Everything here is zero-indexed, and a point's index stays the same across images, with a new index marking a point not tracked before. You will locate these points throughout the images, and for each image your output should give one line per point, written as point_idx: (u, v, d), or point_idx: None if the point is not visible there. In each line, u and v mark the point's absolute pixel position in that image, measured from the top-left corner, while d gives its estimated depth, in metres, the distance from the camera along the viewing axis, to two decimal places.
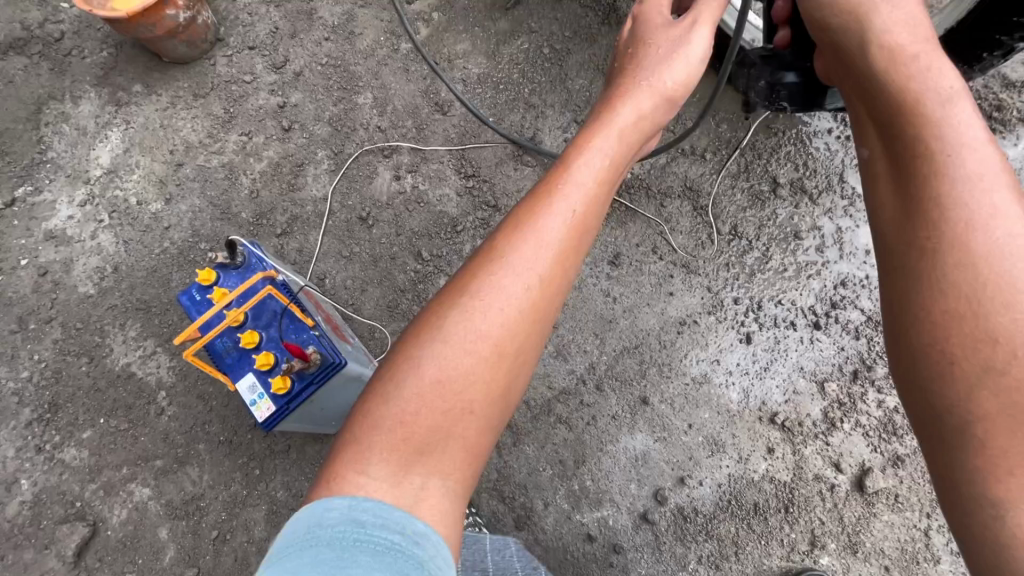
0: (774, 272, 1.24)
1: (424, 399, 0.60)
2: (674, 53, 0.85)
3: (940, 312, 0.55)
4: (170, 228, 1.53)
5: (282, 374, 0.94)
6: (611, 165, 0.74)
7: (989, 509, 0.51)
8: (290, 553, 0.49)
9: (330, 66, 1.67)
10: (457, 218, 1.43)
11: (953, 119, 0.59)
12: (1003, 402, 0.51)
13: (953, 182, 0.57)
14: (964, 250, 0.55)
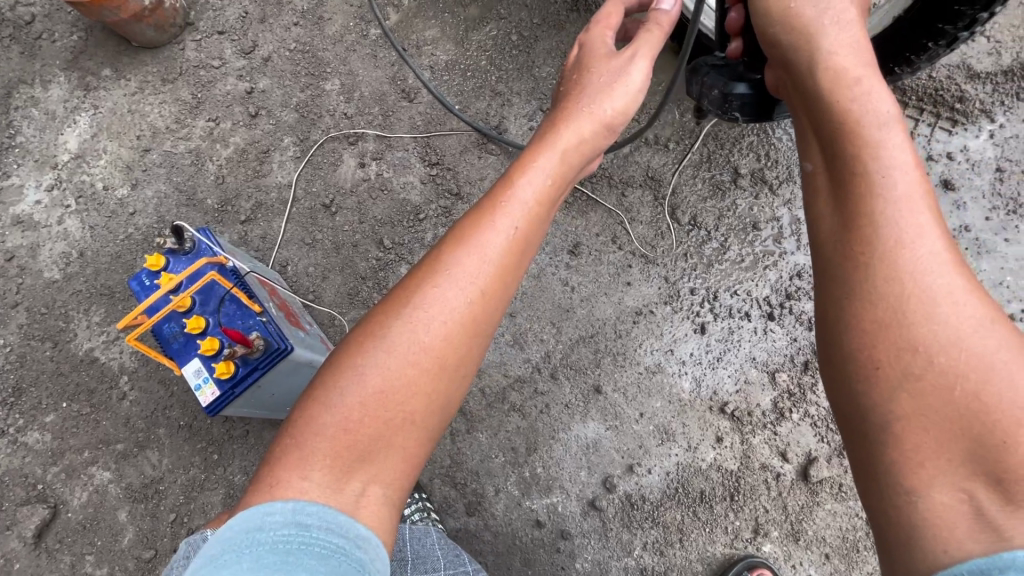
0: (731, 262, 1.25)
1: (363, 405, 0.63)
2: (615, 80, 0.87)
3: (870, 320, 0.61)
4: (136, 213, 1.53)
5: (226, 359, 0.94)
6: (550, 187, 0.77)
7: (903, 495, 0.57)
8: (229, 559, 0.57)
9: (299, 52, 1.66)
10: (420, 207, 1.42)
11: (885, 146, 0.65)
12: (919, 404, 0.58)
13: (886, 203, 0.62)
14: (892, 266, 0.61)
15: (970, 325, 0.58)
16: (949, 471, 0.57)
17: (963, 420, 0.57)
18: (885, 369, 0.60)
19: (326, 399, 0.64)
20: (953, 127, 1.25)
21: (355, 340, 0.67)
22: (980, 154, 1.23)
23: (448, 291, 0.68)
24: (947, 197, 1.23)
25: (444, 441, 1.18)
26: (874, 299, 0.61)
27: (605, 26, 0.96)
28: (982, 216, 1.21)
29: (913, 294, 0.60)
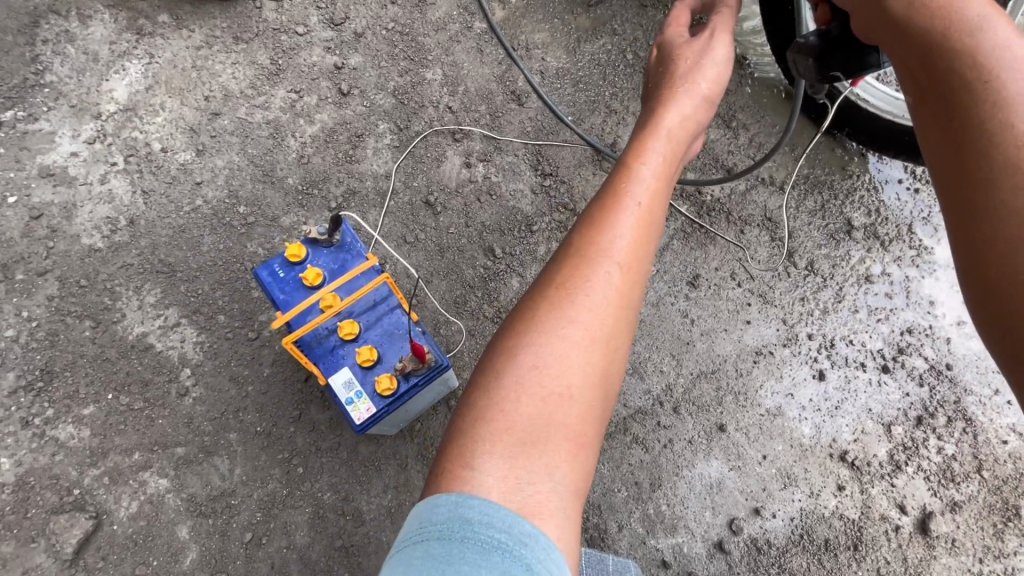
0: (846, 312, 1.27)
1: (518, 394, 0.67)
2: (700, 66, 0.90)
3: (1001, 244, 0.46)
4: (203, 183, 1.35)
5: (390, 372, 0.84)
6: (666, 165, 0.80)
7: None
8: (408, 550, 0.57)
9: (397, 33, 1.54)
10: (532, 217, 1.36)
11: (1001, 52, 0.50)
12: None
13: (996, 104, 0.48)
14: (1022, 171, 0.46)
15: None
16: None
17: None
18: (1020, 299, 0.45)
19: (497, 396, 0.68)
20: None
21: (505, 343, 0.71)
22: None
23: (598, 277, 0.72)
24: None
25: None
26: (1016, 221, 0.45)
27: (678, 24, 1.00)
28: None
29: None
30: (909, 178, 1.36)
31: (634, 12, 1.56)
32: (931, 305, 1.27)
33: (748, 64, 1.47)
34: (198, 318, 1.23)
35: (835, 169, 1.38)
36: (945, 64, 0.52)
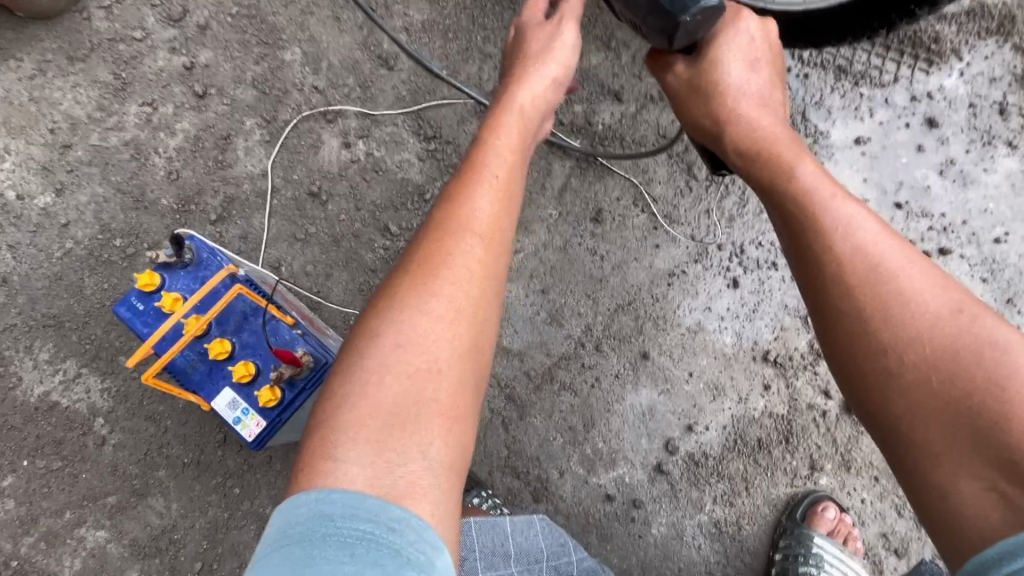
0: (753, 215, 1.25)
1: (383, 381, 0.59)
2: (552, 46, 0.87)
3: (844, 331, 0.62)
4: (70, 224, 1.27)
5: (270, 384, 0.81)
6: (520, 141, 0.79)
7: (952, 502, 0.54)
8: (266, 558, 0.50)
9: (243, 16, 1.41)
10: (423, 186, 1.30)
11: (819, 195, 0.68)
12: (919, 401, 0.57)
13: (839, 236, 0.65)
14: (868, 284, 0.62)
15: (927, 316, 0.59)
16: (977, 466, 0.53)
17: (985, 432, 0.53)
18: (965, 398, 0.55)
19: (359, 379, 0.59)
20: (930, 67, 1.31)
21: (366, 323, 0.63)
22: (954, 91, 1.31)
23: (460, 249, 0.66)
24: (932, 134, 1.30)
25: (499, 432, 1.15)
26: (852, 319, 0.62)
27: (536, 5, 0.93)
28: (963, 149, 1.29)
29: (876, 305, 0.61)
30: (797, 65, 1.33)
31: None
32: None
33: None
34: (97, 365, 1.18)
35: None
36: (788, 208, 0.70)
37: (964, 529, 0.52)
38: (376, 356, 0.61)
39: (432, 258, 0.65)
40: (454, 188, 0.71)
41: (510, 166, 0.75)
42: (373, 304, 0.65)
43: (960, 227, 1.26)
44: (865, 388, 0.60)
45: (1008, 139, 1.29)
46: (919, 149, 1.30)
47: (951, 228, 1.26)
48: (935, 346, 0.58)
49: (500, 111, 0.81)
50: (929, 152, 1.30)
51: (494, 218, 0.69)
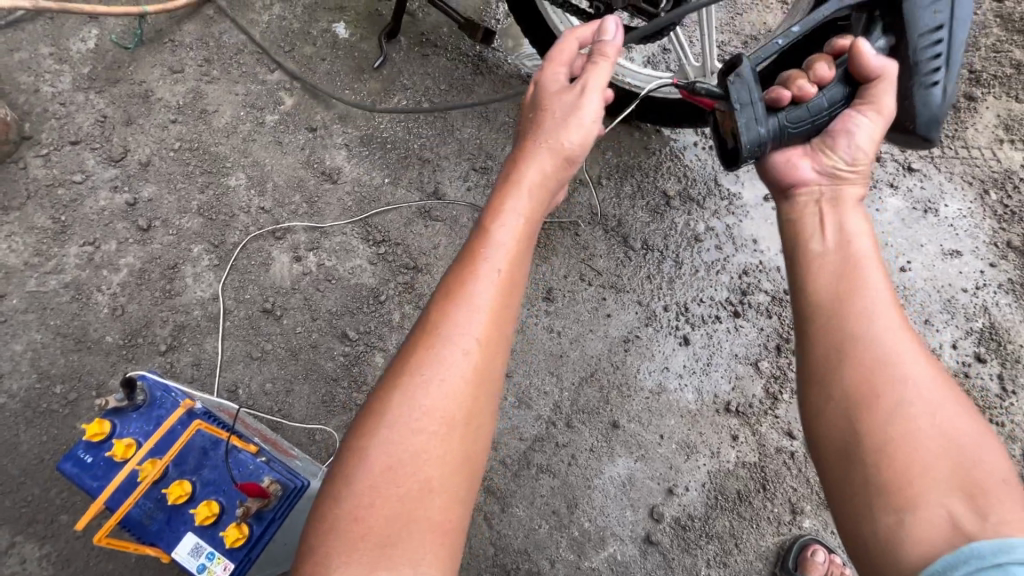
0: (689, 275, 1.36)
1: (372, 496, 0.58)
2: (571, 113, 0.81)
3: (870, 359, 0.72)
4: (3, 377, 1.20)
5: (235, 522, 0.77)
6: (523, 230, 0.74)
7: (910, 518, 0.63)
8: None
9: (185, 150, 1.48)
10: (377, 288, 1.33)
11: (858, 257, 0.81)
12: (910, 433, 0.67)
13: (872, 293, 0.77)
14: (897, 335, 0.73)
15: (935, 377, 0.72)
16: (943, 496, 0.63)
17: (962, 472, 0.64)
18: (947, 442, 0.67)
19: (345, 500, 0.59)
20: None
21: (366, 421, 0.63)
22: None
23: (450, 354, 0.64)
24: None
25: (482, 529, 1.09)
26: (874, 352, 0.72)
27: (557, 62, 0.87)
28: None
29: (898, 350, 0.72)
30: (701, 139, 1.48)
31: (418, 64, 1.65)
32: (755, 243, 1.38)
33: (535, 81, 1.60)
34: (36, 529, 1.08)
35: (639, 150, 1.47)
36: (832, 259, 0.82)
37: (912, 546, 0.62)
38: (366, 476, 0.60)
39: (418, 363, 0.64)
40: (450, 280, 0.69)
41: (511, 258, 0.70)
42: (364, 413, 0.64)
43: None
44: (850, 414, 0.70)
45: (889, 181, 1.49)
46: None
47: None
48: (919, 399, 0.69)
49: (509, 185, 0.77)
50: None
51: (489, 322, 0.67)
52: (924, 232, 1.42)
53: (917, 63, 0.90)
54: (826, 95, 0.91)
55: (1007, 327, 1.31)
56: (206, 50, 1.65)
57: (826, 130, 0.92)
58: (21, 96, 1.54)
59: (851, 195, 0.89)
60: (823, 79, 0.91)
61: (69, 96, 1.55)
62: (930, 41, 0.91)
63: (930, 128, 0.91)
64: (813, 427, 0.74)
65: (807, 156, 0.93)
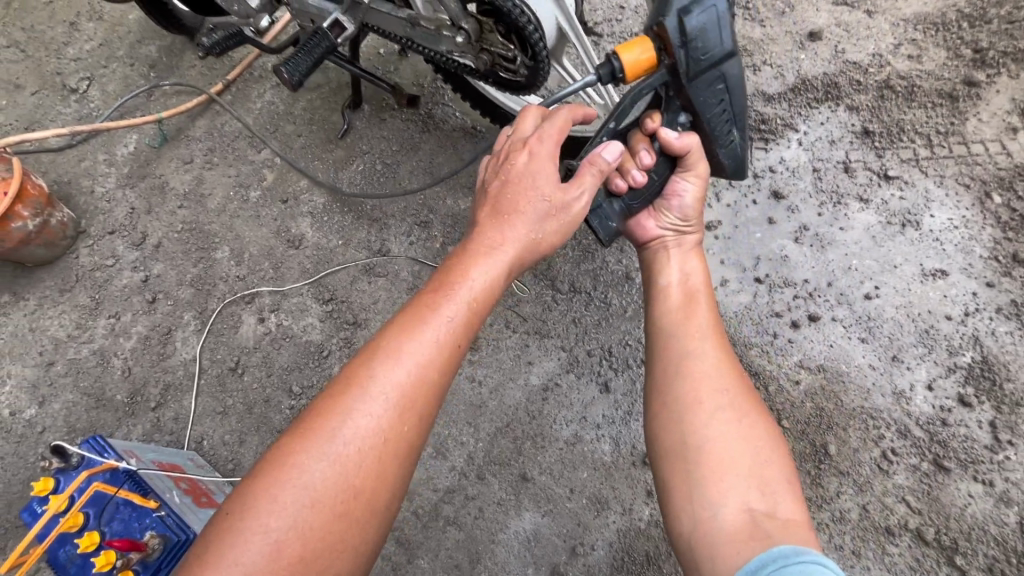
0: (616, 315, 1.31)
1: (275, 560, 0.62)
2: (559, 208, 0.90)
3: (697, 373, 0.88)
4: (45, 430, 1.50)
5: (122, 571, 0.91)
6: (478, 302, 0.82)
7: (721, 512, 0.76)
8: None
9: (186, 231, 1.72)
10: (323, 344, 1.50)
11: (695, 293, 1.00)
12: (726, 439, 0.81)
13: (701, 321, 0.95)
14: (718, 356, 0.91)
15: (746, 391, 0.88)
16: (743, 491, 0.77)
17: (760, 469, 0.79)
18: (758, 446, 0.81)
19: (247, 532, 0.63)
20: (768, 144, 1.39)
21: (274, 463, 0.67)
22: (795, 160, 1.36)
23: (368, 404, 0.70)
24: (781, 205, 1.32)
25: None
26: (699, 368, 0.89)
27: (548, 137, 0.92)
28: (815, 213, 1.31)
29: (719, 368, 0.89)
30: None
31: (376, 128, 1.77)
32: None
33: (478, 132, 1.72)
34: None
35: None
36: (673, 295, 1.00)
37: (722, 537, 0.74)
38: (270, 511, 0.64)
39: (342, 406, 0.70)
40: (393, 332, 0.76)
41: (463, 327, 0.79)
42: (281, 448, 0.68)
43: (826, 289, 1.23)
44: (678, 421, 0.85)
45: (858, 194, 1.31)
46: (771, 222, 1.31)
47: (818, 293, 1.23)
48: (731, 408, 0.85)
49: (481, 252, 0.85)
50: (781, 223, 1.30)
51: (417, 375, 0.73)
52: (900, 249, 1.25)
53: (716, 134, 0.97)
54: (654, 175, 1.00)
55: (1005, 361, 1.14)
56: (212, 139, 1.85)
57: (660, 193, 1.04)
58: (78, 195, 1.79)
59: (689, 243, 1.08)
60: (647, 164, 0.98)
61: (113, 192, 1.78)
62: (720, 110, 0.94)
63: (742, 175, 1.03)
64: (656, 433, 0.87)
65: (650, 215, 1.06)
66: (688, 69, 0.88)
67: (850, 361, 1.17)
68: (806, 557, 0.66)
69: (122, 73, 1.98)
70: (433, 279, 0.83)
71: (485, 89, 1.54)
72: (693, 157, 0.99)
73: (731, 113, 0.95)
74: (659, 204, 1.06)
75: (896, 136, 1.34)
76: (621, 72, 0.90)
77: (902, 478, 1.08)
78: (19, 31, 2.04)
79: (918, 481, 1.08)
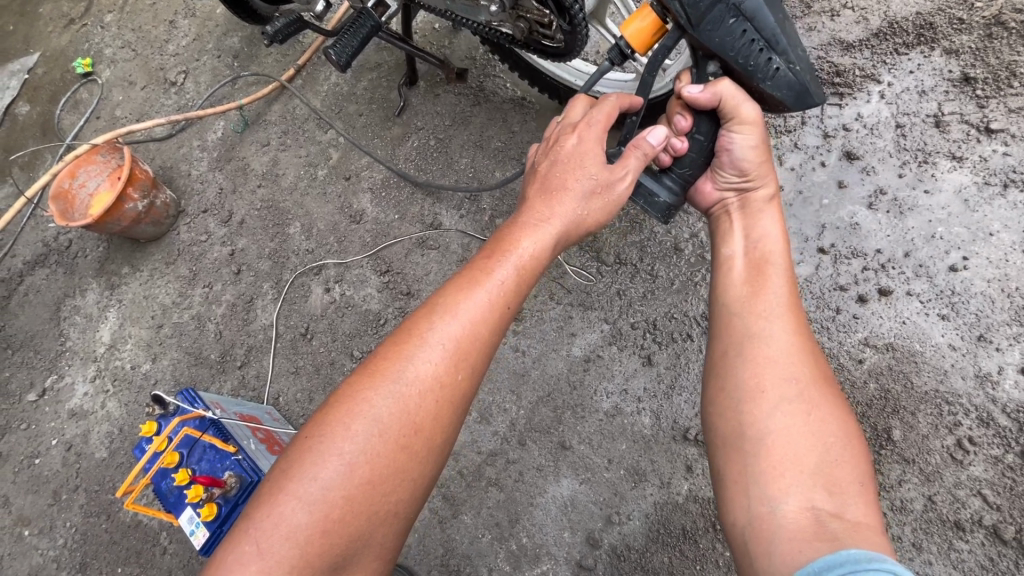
0: (663, 288, 1.27)
1: (348, 480, 0.64)
2: (605, 190, 0.84)
3: (760, 354, 0.77)
4: (158, 382, 1.74)
5: (208, 502, 1.07)
6: (525, 272, 0.78)
7: (777, 515, 0.65)
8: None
9: (264, 208, 1.88)
10: (380, 313, 1.60)
11: (767, 261, 0.86)
12: (788, 429, 0.70)
13: (770, 294, 0.82)
14: (790, 334, 0.78)
15: (819, 376, 0.75)
16: (806, 489, 0.66)
17: (827, 467, 0.67)
18: (829, 441, 0.69)
19: (308, 465, 0.65)
20: (842, 99, 1.25)
21: (338, 401, 0.69)
22: (875, 116, 1.22)
23: (425, 351, 0.71)
24: (854, 167, 1.20)
25: (433, 530, 1.20)
26: (764, 347, 0.77)
27: (594, 123, 0.87)
28: (895, 174, 1.17)
29: (787, 347, 0.77)
30: None
31: (430, 104, 1.81)
32: None
33: (527, 103, 1.72)
34: None
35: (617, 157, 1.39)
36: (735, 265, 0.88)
37: (780, 538, 0.63)
38: (331, 446, 0.66)
39: (402, 354, 0.71)
40: (451, 291, 0.75)
41: (511, 294, 0.77)
42: (346, 388, 0.71)
43: (903, 260, 1.11)
44: (734, 408, 0.75)
45: (950, 151, 1.15)
46: (840, 185, 1.19)
47: (892, 264, 1.11)
48: (800, 398, 0.72)
49: (529, 225, 0.81)
50: (853, 187, 1.18)
51: (470, 331, 0.73)
52: (997, 214, 1.10)
53: (751, 69, 0.86)
54: (699, 135, 0.93)
55: None
56: (285, 122, 1.99)
57: (712, 152, 0.94)
58: (179, 178, 2.01)
59: (759, 200, 0.93)
60: (685, 128, 0.93)
61: (205, 175, 1.99)
62: (746, 41, 0.84)
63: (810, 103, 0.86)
64: (710, 420, 0.78)
65: (709, 177, 0.98)
66: (688, 17, 0.85)
67: (926, 340, 1.06)
68: (882, 565, 0.54)
69: (212, 64, 2.17)
70: (482, 249, 0.81)
71: (532, 60, 1.52)
72: (732, 104, 0.88)
73: (763, 41, 0.84)
74: (717, 163, 0.95)
75: (1004, 82, 1.16)
76: (629, 47, 0.96)
77: (980, 471, 0.97)
78: (130, 32, 2.29)
79: (1000, 475, 0.97)
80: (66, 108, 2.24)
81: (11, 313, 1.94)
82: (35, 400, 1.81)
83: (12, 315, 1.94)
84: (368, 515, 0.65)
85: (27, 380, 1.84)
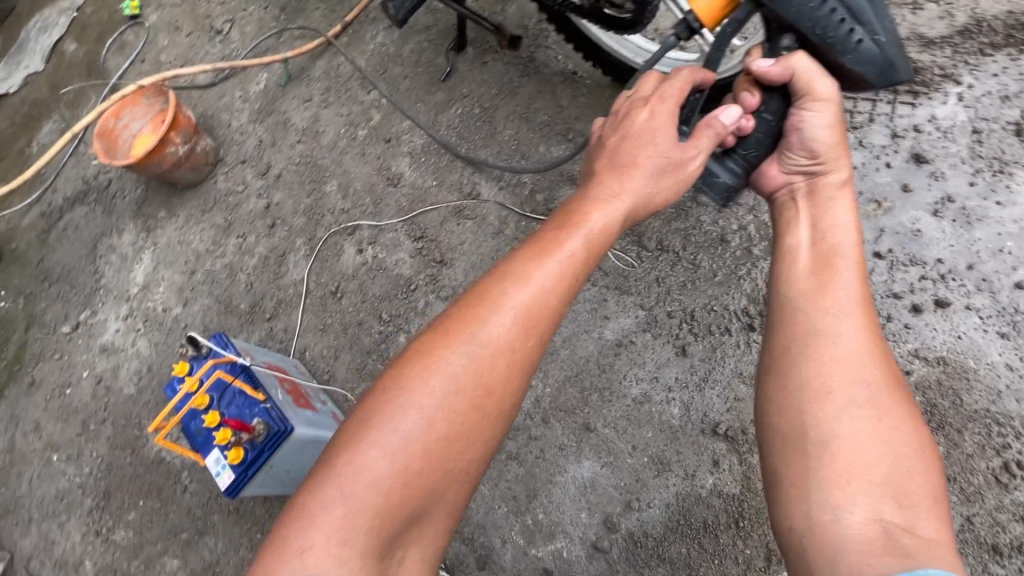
0: (705, 279, 1.24)
1: (422, 439, 0.64)
2: (676, 167, 0.81)
3: (832, 352, 0.74)
4: (187, 326, 1.77)
5: (236, 446, 1.10)
6: (593, 246, 0.76)
7: (841, 524, 0.63)
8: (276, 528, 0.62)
9: (302, 164, 1.87)
10: (411, 278, 1.59)
11: (841, 254, 0.82)
12: (860, 435, 0.68)
13: (843, 289, 0.78)
14: (865, 333, 0.75)
15: (891, 381, 0.73)
16: (875, 500, 0.64)
17: (898, 478, 0.65)
18: (901, 451, 0.67)
19: (382, 420, 0.65)
20: (916, 98, 1.18)
21: (409, 360, 0.69)
22: (951, 119, 1.15)
23: (497, 315, 0.70)
24: (922, 171, 1.14)
25: None
26: (837, 346, 0.74)
27: (666, 99, 0.84)
28: (966, 182, 1.11)
29: (861, 348, 0.74)
30: None
31: (477, 71, 1.77)
32: None
33: (578, 78, 1.67)
34: None
35: None
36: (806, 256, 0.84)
37: (846, 547, 0.62)
38: (403, 403, 0.65)
39: (472, 317, 0.70)
40: (523, 260, 0.74)
41: (579, 266, 0.74)
42: (415, 348, 0.70)
43: (965, 272, 1.06)
44: (798, 408, 0.72)
45: None
46: (905, 189, 1.13)
47: (952, 275, 1.06)
48: (871, 404, 0.70)
49: (598, 200, 0.79)
50: (918, 192, 1.12)
51: (542, 299, 0.71)
52: None
53: (830, 41, 0.81)
54: (767, 114, 0.88)
55: None
56: (329, 78, 1.97)
57: (780, 133, 0.90)
58: (219, 127, 2.01)
59: (830, 184, 0.88)
60: (754, 106, 0.89)
61: (245, 126, 1.98)
62: (827, 12, 0.80)
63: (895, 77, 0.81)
64: (767, 417, 0.75)
65: (775, 160, 0.93)
66: None
67: (981, 357, 1.02)
68: None
69: (259, 15, 2.15)
70: (550, 221, 0.79)
71: (589, 31, 1.47)
72: (806, 77, 0.83)
73: (846, 11, 0.79)
74: (786, 144, 0.90)
75: None
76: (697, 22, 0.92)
77: None
78: None
79: None
80: (113, 49, 2.25)
81: (51, 246, 1.99)
82: (69, 332, 1.86)
83: (51, 248, 1.98)
84: (439, 473, 0.65)
85: (62, 312, 1.89)
